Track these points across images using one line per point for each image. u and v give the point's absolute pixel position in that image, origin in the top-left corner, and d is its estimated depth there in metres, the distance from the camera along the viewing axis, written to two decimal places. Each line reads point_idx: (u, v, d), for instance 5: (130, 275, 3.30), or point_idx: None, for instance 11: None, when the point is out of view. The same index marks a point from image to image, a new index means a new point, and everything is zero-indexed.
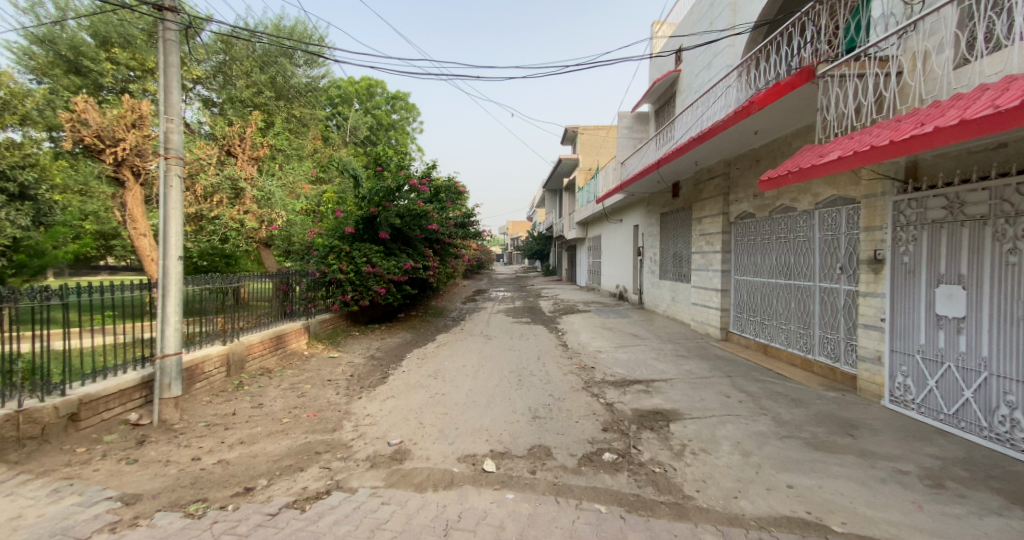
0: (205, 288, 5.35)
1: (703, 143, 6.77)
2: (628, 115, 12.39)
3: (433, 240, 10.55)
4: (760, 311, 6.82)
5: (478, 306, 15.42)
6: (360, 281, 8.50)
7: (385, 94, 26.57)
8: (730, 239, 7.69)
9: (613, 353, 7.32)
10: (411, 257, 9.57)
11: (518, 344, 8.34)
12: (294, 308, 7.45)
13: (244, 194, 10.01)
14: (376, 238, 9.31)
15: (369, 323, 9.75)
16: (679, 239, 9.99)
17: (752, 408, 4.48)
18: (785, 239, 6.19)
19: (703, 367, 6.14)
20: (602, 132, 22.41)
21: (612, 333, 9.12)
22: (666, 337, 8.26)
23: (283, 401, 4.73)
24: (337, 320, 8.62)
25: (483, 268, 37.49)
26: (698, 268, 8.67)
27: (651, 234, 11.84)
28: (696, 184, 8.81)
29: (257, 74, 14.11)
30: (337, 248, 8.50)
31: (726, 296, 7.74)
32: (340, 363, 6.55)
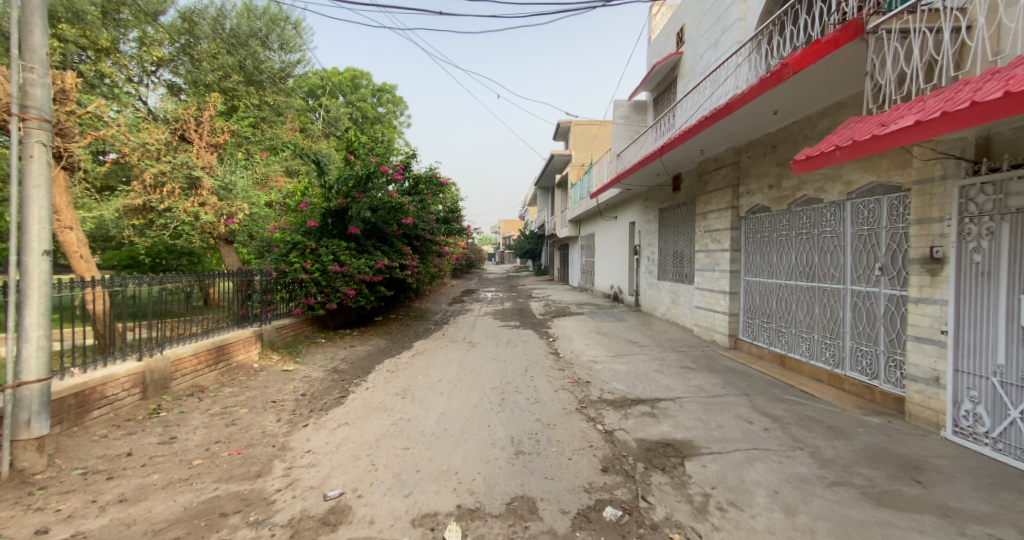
0: (164, 289, 4.92)
1: (714, 126, 5.92)
2: (624, 103, 11.56)
3: (412, 236, 9.61)
4: (774, 317, 6.05)
5: (465, 307, 14.53)
6: (326, 282, 7.57)
7: (371, 86, 25.59)
8: (739, 236, 6.91)
9: (610, 364, 6.48)
10: (386, 255, 8.63)
11: (503, 353, 7.47)
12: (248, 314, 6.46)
13: (201, 183, 9.01)
14: (347, 234, 8.35)
15: (339, 328, 8.81)
16: (680, 237, 9.21)
17: (784, 439, 3.66)
18: (807, 235, 5.41)
19: (715, 382, 5.32)
20: (595, 127, 21.58)
21: (608, 339, 8.29)
22: (668, 344, 7.44)
23: (204, 432, 3.80)
24: (301, 326, 7.67)
25: (473, 268, 36.58)
26: (702, 268, 7.88)
27: (648, 231, 11.04)
28: (699, 175, 8.01)
29: (224, 57, 13.05)
30: (301, 245, 7.61)
31: (735, 299, 6.94)
32: (293, 378, 5.62)
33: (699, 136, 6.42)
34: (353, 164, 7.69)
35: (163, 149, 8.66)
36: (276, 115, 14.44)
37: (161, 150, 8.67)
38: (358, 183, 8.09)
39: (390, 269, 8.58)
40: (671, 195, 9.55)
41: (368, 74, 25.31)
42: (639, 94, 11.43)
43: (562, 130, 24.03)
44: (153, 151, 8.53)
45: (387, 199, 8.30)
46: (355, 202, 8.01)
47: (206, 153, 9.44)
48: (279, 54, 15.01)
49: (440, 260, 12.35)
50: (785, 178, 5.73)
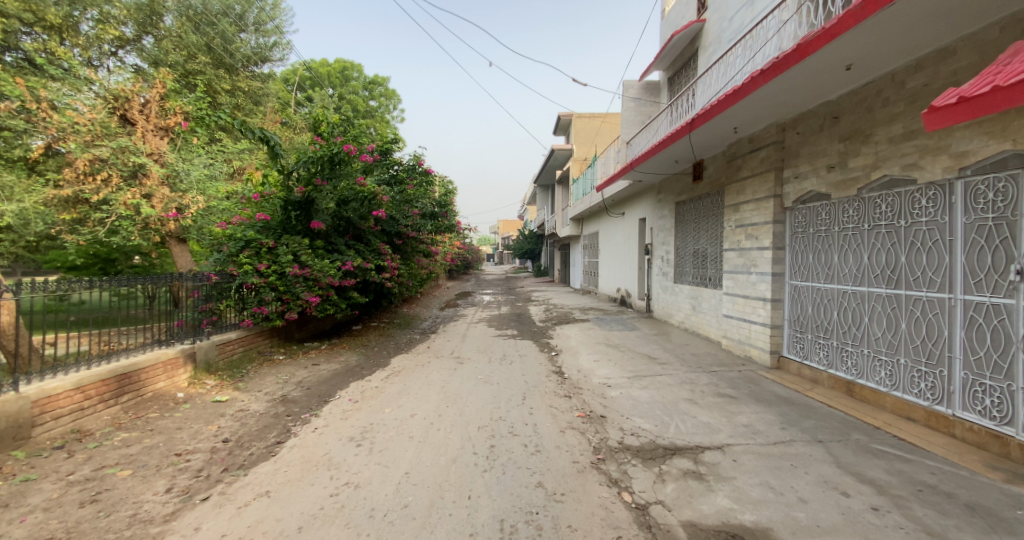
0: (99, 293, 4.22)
1: (761, 90, 4.68)
2: (634, 84, 10.29)
3: (391, 233, 8.36)
4: (835, 332, 4.81)
5: (458, 313, 13.27)
6: (284, 286, 6.38)
7: (363, 78, 24.29)
8: (783, 230, 5.66)
9: (627, 390, 5.24)
10: (359, 254, 7.44)
11: (497, 373, 6.21)
12: (183, 328, 5.29)
13: (147, 171, 7.80)
14: (311, 230, 7.14)
15: (306, 341, 7.58)
16: (703, 234, 7.96)
17: (913, 534, 2.41)
18: (886, 228, 4.17)
19: (771, 420, 4.07)
20: (598, 120, 20.35)
21: (621, 354, 7.04)
22: (695, 363, 6.18)
23: (37, 522, 2.58)
24: (253, 341, 6.41)
25: (470, 268, 35.20)
26: (733, 270, 6.63)
27: (663, 228, 9.80)
28: (729, 160, 6.78)
29: (190, 35, 11.80)
30: (255, 242, 6.42)
31: (779, 308, 5.69)
32: (222, 415, 4.34)
33: (734, 109, 5.23)
34: (311, 143, 6.47)
35: (98, 131, 7.44)
36: (254, 104, 13.40)
37: (97, 133, 7.43)
38: (321, 168, 6.90)
39: (364, 271, 7.32)
40: (692, 186, 8.31)
41: (359, 66, 24.04)
42: (652, 73, 10.17)
43: (563, 124, 22.84)
44: (83, 135, 7.35)
45: (357, 188, 7.12)
46: (318, 191, 6.81)
47: (154, 137, 8.20)
48: (253, 36, 13.67)
49: (428, 261, 11.11)
50: (852, 155, 4.48)
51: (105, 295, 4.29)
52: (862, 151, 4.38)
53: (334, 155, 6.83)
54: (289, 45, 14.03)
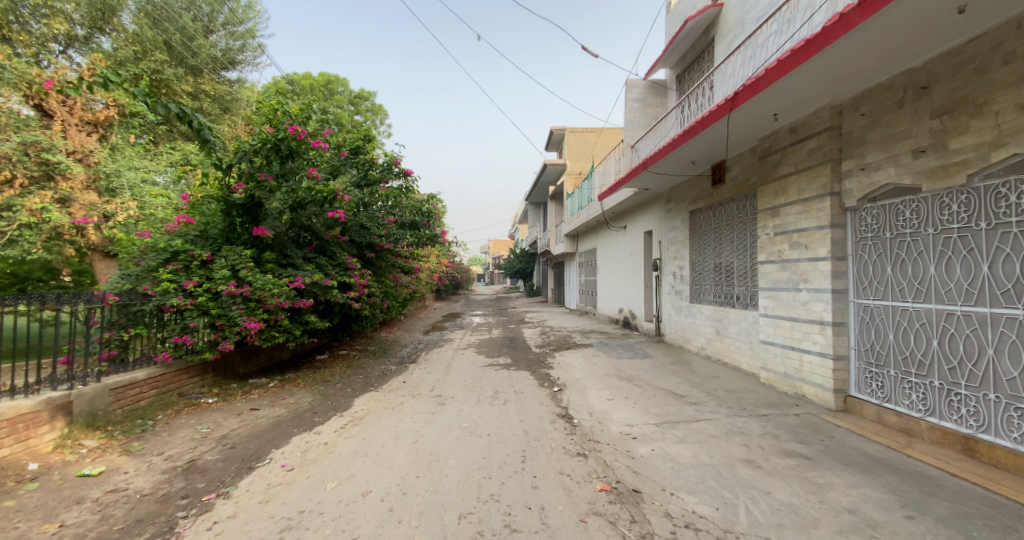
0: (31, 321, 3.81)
1: (826, 55, 3.59)
2: (639, 83, 9.26)
3: (362, 244, 7.15)
4: (935, 368, 3.61)
5: (443, 337, 11.93)
6: (218, 309, 5.10)
7: (349, 93, 23.39)
8: (844, 237, 4.54)
9: (660, 447, 3.96)
10: (318, 269, 6.18)
11: (487, 418, 4.89)
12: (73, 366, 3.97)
13: (66, 172, 6.64)
14: (259, 239, 5.95)
15: (251, 378, 6.22)
16: (727, 245, 6.88)
17: None
18: (1019, 226, 3.05)
19: (882, 501, 2.82)
20: (592, 135, 19.56)
21: (639, 391, 5.78)
22: (735, 404, 4.94)
23: None
24: (176, 380, 5.03)
25: (460, 288, 33.83)
26: (773, 287, 5.48)
27: (674, 241, 8.71)
28: (762, 157, 5.72)
29: (147, 30, 10.65)
30: (183, 254, 5.17)
31: (843, 334, 4.52)
32: (78, 503, 2.96)
33: (784, 86, 4.15)
34: (251, 128, 5.38)
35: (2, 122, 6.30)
36: (220, 110, 12.23)
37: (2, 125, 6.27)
38: (268, 160, 5.77)
39: (325, 289, 6.06)
40: (710, 191, 7.25)
41: (344, 80, 23.14)
42: (657, 71, 9.23)
43: (554, 139, 22.07)
44: None
45: (313, 188, 5.91)
46: (263, 189, 5.64)
47: (79, 133, 7.11)
48: (223, 38, 12.61)
49: (407, 279, 9.85)
50: (956, 132, 3.39)
51: (29, 322, 3.83)
52: (973, 126, 3.28)
53: (281, 143, 5.71)
54: (261, 48, 12.97)
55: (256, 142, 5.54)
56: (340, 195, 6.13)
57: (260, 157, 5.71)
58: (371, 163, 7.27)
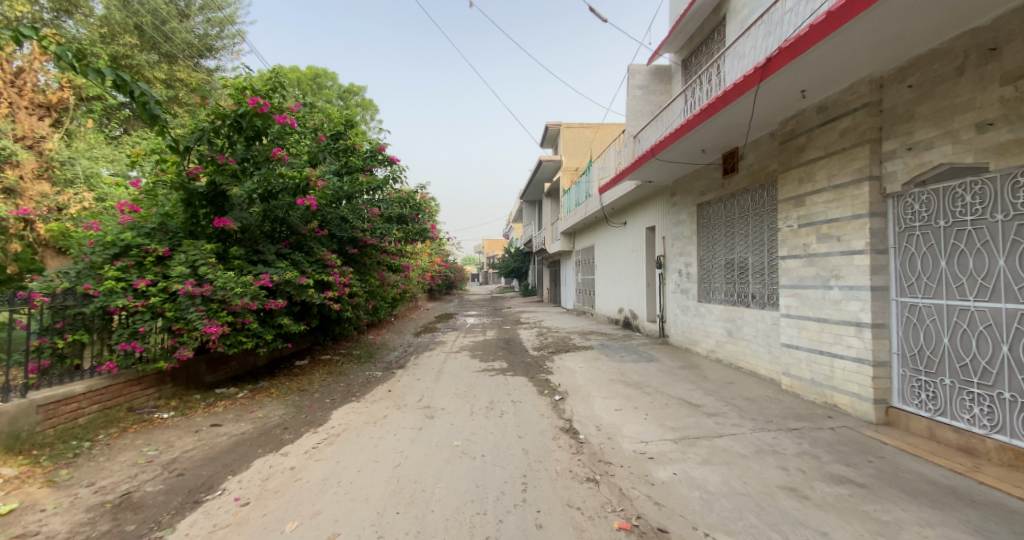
0: None
1: (880, 13, 3.05)
2: (642, 69, 8.72)
3: (343, 239, 6.56)
4: (1006, 377, 3.11)
5: (434, 339, 11.30)
6: (175, 311, 4.48)
7: (339, 87, 22.66)
8: (886, 227, 4.03)
9: (683, 469, 3.41)
10: (292, 266, 5.57)
11: (481, 434, 4.31)
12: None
13: (14, 159, 5.94)
14: (225, 232, 5.35)
15: (219, 387, 5.61)
16: (740, 240, 6.36)
17: None
18: None
19: None
20: (589, 131, 19.00)
21: (649, 400, 5.23)
22: (760, 416, 4.40)
23: None
24: (126, 392, 4.39)
25: (453, 288, 33.20)
26: (797, 285, 4.95)
27: (680, 237, 8.18)
28: (783, 142, 5.20)
29: (114, 11, 9.89)
30: (134, 247, 4.56)
31: (884, 337, 4.00)
32: None
33: (822, 54, 3.60)
34: (208, 103, 4.78)
35: None
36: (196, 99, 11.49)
37: None
38: (230, 141, 5.20)
39: (300, 288, 5.47)
40: (721, 182, 6.73)
41: (332, 74, 22.40)
42: (661, 57, 8.69)
43: (550, 135, 21.47)
44: None
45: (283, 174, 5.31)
46: (223, 174, 5.01)
47: (29, 117, 6.41)
48: (201, 24, 11.89)
49: (396, 279, 9.27)
50: None
51: None
52: None
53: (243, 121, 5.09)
54: (241, 35, 12.23)
55: (216, 119, 4.94)
56: (314, 182, 5.56)
57: (222, 138, 5.12)
58: (352, 150, 6.70)
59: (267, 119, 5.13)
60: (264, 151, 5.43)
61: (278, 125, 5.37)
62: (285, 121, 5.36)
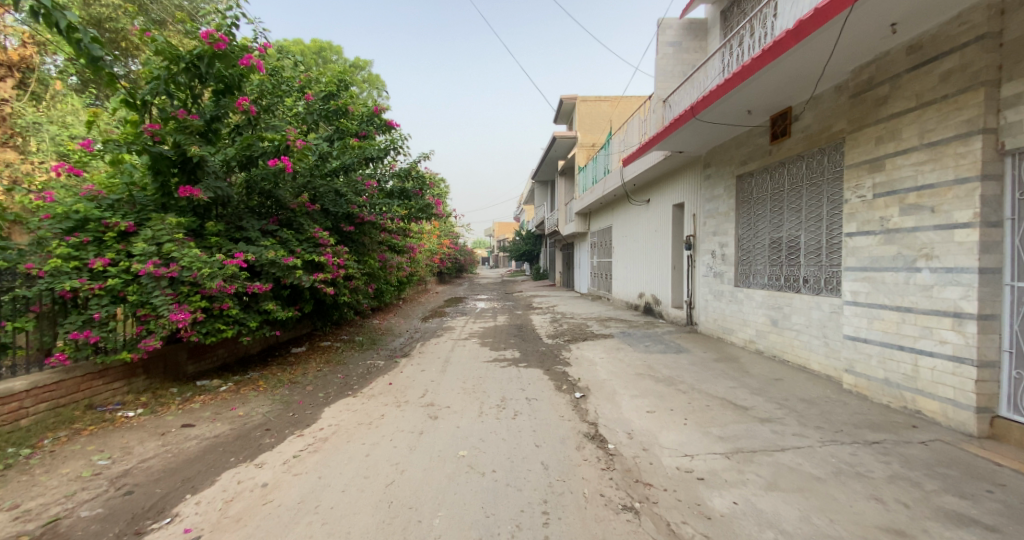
0: None
1: None
2: (674, 23, 7.73)
3: (337, 215, 5.87)
4: None
5: (443, 323, 10.71)
6: (139, 295, 3.88)
7: (344, 62, 21.79)
8: (1003, 194, 3.18)
9: (744, 496, 2.72)
10: (278, 245, 4.92)
11: (492, 440, 3.67)
12: None
13: None
14: (201, 205, 4.71)
15: (202, 379, 5.08)
16: (791, 216, 5.52)
17: None
18: None
19: None
20: (606, 104, 17.86)
21: (686, 400, 4.52)
22: (827, 425, 3.67)
23: None
24: (85, 386, 3.87)
25: (464, 271, 32.62)
26: (869, 267, 4.15)
27: (715, 214, 7.34)
28: (856, 95, 4.33)
29: None
30: (90, 220, 3.93)
31: (994, 331, 3.21)
32: None
33: None
34: (155, 40, 3.92)
35: None
36: None
37: None
38: (193, 94, 4.44)
39: (287, 270, 4.83)
40: (769, 149, 5.87)
41: (337, 48, 21.54)
42: (697, 9, 7.70)
43: (564, 110, 20.33)
44: None
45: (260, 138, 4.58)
46: (188, 133, 4.26)
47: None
48: None
49: (400, 260, 8.64)
50: None
51: None
52: None
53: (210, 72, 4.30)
54: None
55: (170, 63, 4.10)
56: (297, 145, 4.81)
57: (184, 88, 4.32)
58: (344, 112, 5.91)
59: (230, 62, 4.28)
60: (231, 105, 4.51)
61: (246, 71, 4.49)
62: (249, 65, 4.44)
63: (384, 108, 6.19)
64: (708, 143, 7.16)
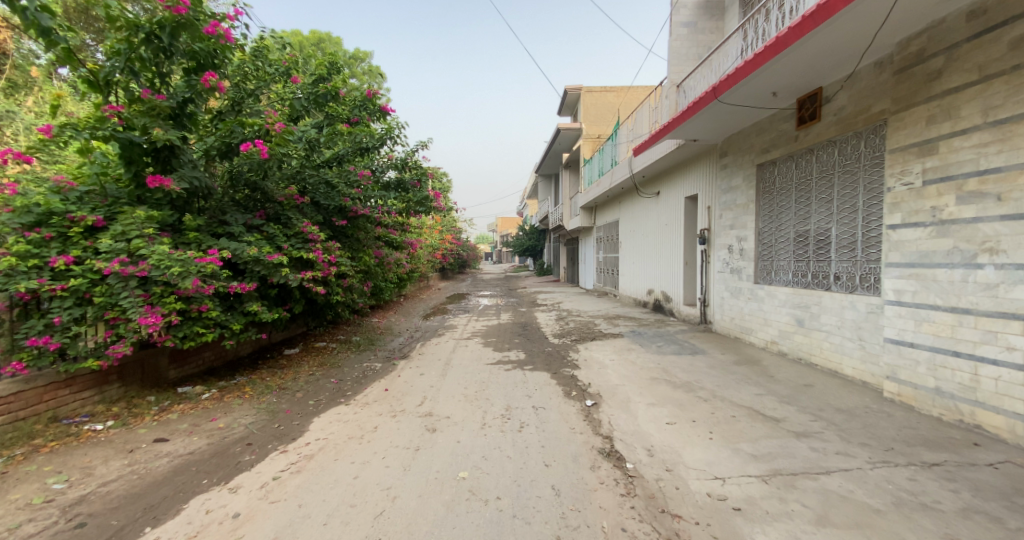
0: None
1: None
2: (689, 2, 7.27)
3: (329, 208, 5.49)
4: None
5: (444, 322, 10.34)
6: (106, 297, 3.51)
7: (343, 53, 21.32)
8: None
9: (793, 532, 2.32)
10: (262, 241, 4.55)
11: (497, 457, 3.29)
12: None
13: None
14: (179, 197, 4.32)
15: (184, 385, 4.72)
16: (821, 207, 5.08)
17: None
18: None
19: None
20: (612, 95, 17.36)
21: (709, 409, 4.13)
22: (874, 441, 3.26)
23: None
24: (49, 397, 3.50)
25: (466, 267, 32.23)
26: (916, 262, 3.73)
27: (732, 206, 6.90)
28: (902, 70, 3.89)
29: None
30: (53, 214, 3.55)
31: None
32: None
33: None
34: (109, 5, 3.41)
35: None
36: None
37: None
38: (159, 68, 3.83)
39: (273, 268, 4.45)
40: (795, 135, 5.44)
41: (337, 39, 21.09)
42: None
43: (569, 102, 19.82)
44: None
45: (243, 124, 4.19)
46: (155, 115, 3.78)
47: None
48: None
49: (398, 257, 8.26)
50: None
51: None
52: None
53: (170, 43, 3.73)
54: None
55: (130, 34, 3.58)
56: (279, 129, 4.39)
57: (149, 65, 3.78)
58: (334, 96, 5.49)
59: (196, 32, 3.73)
60: (196, 84, 3.95)
61: (212, 40, 3.88)
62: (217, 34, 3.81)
63: (378, 92, 5.77)
64: (726, 130, 6.71)
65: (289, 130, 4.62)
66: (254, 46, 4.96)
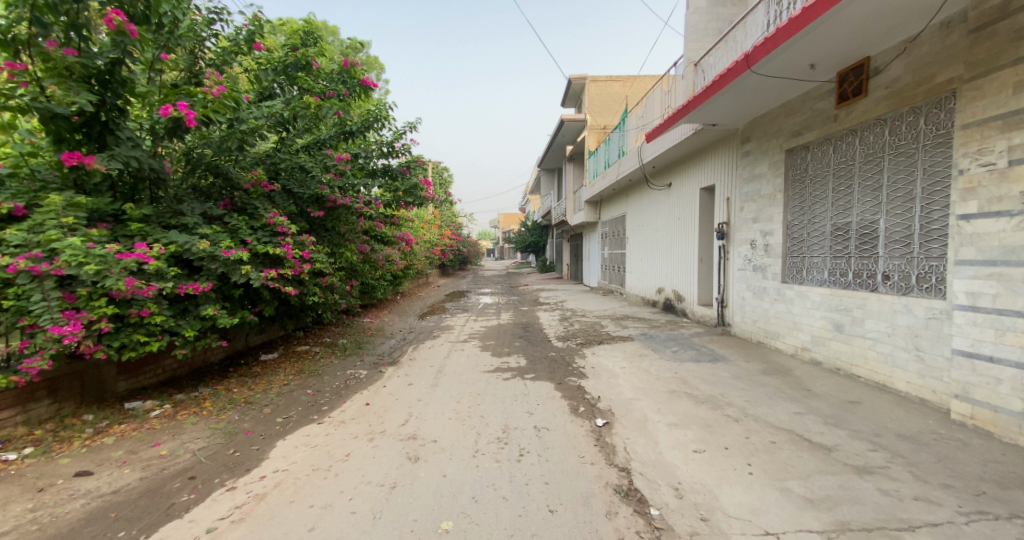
0: None
1: None
2: None
3: (304, 198, 4.86)
4: None
5: (441, 322, 9.71)
6: (18, 300, 2.89)
7: (340, 44, 20.67)
8: None
9: None
10: (220, 234, 3.92)
11: (490, 499, 2.67)
12: None
13: None
14: (122, 182, 3.70)
15: (135, 399, 4.12)
16: (867, 195, 4.44)
17: None
18: None
19: None
20: (618, 84, 16.62)
21: (743, 433, 3.49)
22: (958, 482, 2.63)
23: None
24: None
25: (468, 263, 31.62)
26: (996, 260, 3.10)
27: (756, 197, 6.24)
28: (981, 28, 3.25)
29: None
30: None
31: None
32: None
33: None
34: None
35: None
36: None
37: None
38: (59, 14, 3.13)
39: (231, 265, 3.82)
40: (834, 114, 4.80)
41: (333, 30, 20.46)
42: None
43: (573, 93, 19.09)
44: None
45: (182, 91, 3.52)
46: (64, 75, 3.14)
47: None
48: None
49: (390, 253, 7.63)
50: None
51: None
52: None
53: None
54: None
55: None
56: (210, 94, 3.66)
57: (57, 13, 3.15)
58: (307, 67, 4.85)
59: None
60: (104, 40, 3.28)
61: None
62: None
63: (358, 62, 5.10)
64: (749, 112, 6.06)
65: (235, 96, 3.96)
66: (212, 7, 4.30)
